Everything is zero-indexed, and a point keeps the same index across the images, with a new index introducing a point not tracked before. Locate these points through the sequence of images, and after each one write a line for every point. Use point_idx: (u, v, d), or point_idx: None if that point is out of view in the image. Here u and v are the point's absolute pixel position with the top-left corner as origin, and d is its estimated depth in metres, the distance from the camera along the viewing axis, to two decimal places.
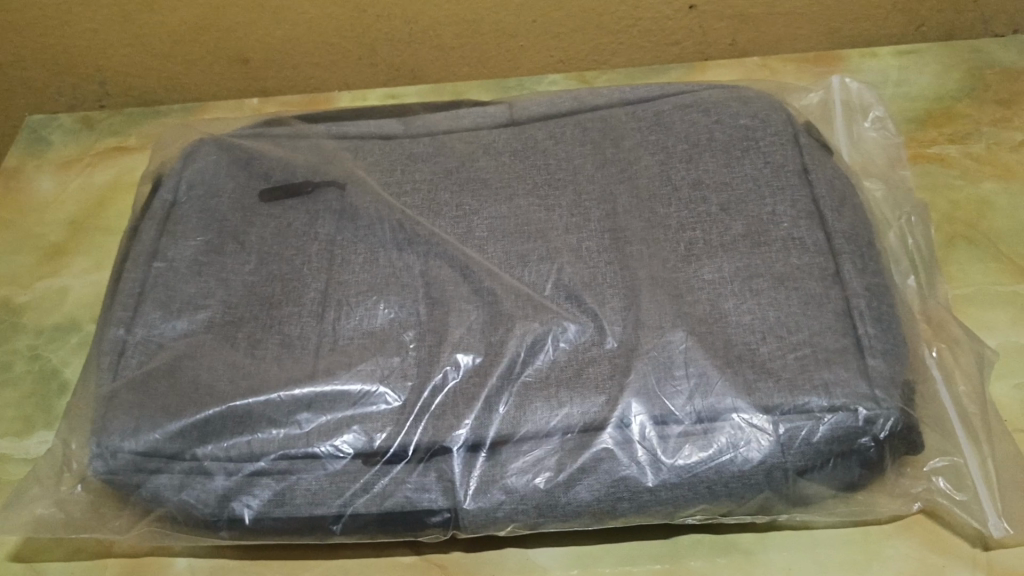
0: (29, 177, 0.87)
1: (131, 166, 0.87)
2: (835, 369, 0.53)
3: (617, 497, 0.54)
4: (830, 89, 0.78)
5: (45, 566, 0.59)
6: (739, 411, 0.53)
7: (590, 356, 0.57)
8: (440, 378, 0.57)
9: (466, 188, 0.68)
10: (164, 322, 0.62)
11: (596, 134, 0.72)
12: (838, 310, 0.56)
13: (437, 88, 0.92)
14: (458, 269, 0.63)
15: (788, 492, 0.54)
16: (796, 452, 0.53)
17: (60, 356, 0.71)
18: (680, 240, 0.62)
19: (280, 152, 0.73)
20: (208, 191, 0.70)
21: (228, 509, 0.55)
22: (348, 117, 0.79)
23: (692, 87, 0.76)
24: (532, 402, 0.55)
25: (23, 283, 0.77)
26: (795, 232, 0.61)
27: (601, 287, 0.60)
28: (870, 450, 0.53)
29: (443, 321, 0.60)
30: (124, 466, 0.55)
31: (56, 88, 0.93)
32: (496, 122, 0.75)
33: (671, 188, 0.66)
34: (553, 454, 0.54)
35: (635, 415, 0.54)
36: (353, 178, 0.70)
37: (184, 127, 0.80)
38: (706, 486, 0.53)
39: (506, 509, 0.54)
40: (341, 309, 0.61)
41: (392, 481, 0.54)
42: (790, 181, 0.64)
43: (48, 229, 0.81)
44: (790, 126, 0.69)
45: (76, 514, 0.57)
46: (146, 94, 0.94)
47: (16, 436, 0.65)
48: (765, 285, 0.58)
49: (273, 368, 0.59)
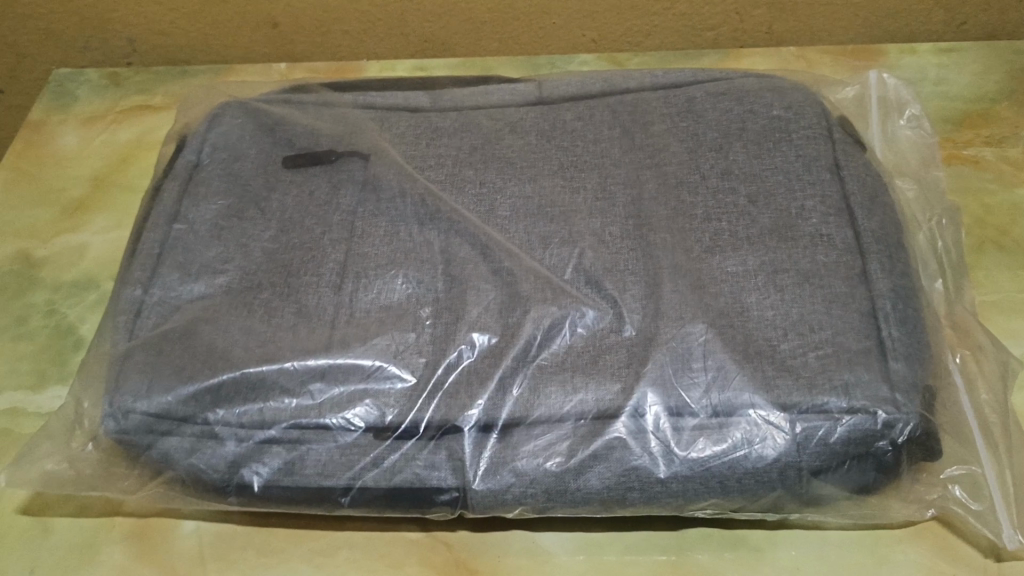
0: (53, 131, 0.87)
1: (155, 125, 0.87)
2: (856, 370, 0.53)
3: (627, 487, 0.53)
4: (867, 83, 0.76)
5: (53, 522, 0.59)
6: (756, 407, 0.52)
7: (607, 343, 0.56)
8: (455, 357, 0.57)
9: (491, 165, 0.68)
10: (182, 284, 0.62)
11: (626, 117, 0.71)
12: (862, 310, 0.56)
13: (467, 62, 0.91)
14: (478, 248, 0.62)
15: (801, 492, 0.53)
16: (811, 452, 0.52)
17: (77, 312, 0.71)
18: (705, 230, 0.61)
19: (305, 119, 0.73)
20: (233, 154, 0.70)
21: (238, 475, 0.55)
22: (375, 87, 0.78)
23: (726, 74, 0.74)
24: (546, 385, 0.54)
25: (43, 237, 0.77)
26: (823, 228, 0.60)
27: (623, 273, 0.60)
28: (887, 454, 0.52)
29: (461, 300, 0.59)
30: (136, 427, 0.55)
31: (84, 42, 0.92)
32: (525, 100, 0.74)
33: (699, 177, 0.65)
34: (565, 439, 0.53)
35: (650, 405, 0.53)
36: (377, 149, 0.69)
37: (211, 89, 0.79)
38: (719, 481, 0.53)
39: (515, 492, 0.54)
40: (359, 281, 0.61)
41: (402, 457, 0.54)
42: (821, 175, 0.63)
43: (70, 184, 0.81)
44: (824, 119, 0.68)
45: (86, 472, 0.57)
46: (174, 53, 0.93)
47: (30, 389, 0.65)
48: (789, 280, 0.57)
49: (288, 337, 0.58)
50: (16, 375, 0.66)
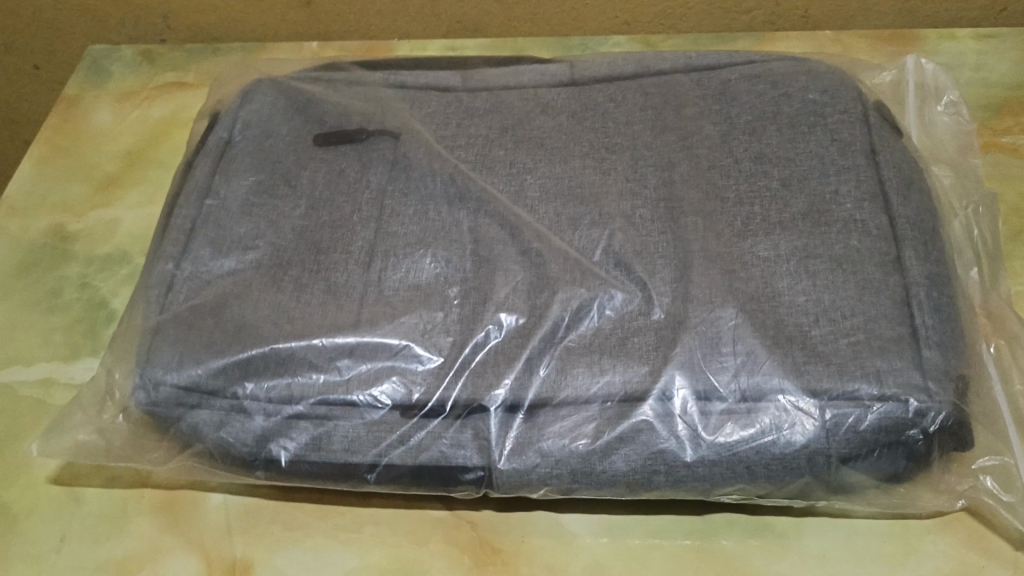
0: (87, 106, 0.88)
1: (188, 101, 0.87)
2: (888, 358, 0.52)
3: (653, 470, 0.53)
4: (904, 68, 0.75)
5: (85, 492, 0.60)
6: (786, 393, 0.52)
7: (636, 326, 0.56)
8: (482, 336, 0.57)
9: (521, 146, 0.67)
10: (213, 260, 0.62)
11: (659, 98, 0.70)
12: (895, 297, 0.55)
13: (498, 43, 0.91)
14: (507, 228, 0.62)
15: (829, 479, 0.53)
16: (841, 439, 0.51)
17: (109, 286, 0.71)
18: (737, 214, 0.61)
19: (336, 98, 0.73)
20: (264, 131, 0.70)
21: (266, 450, 0.56)
22: (406, 66, 0.78)
23: (760, 57, 0.73)
24: (573, 366, 0.54)
25: (77, 211, 0.77)
26: (857, 214, 0.59)
27: (652, 256, 0.59)
28: (918, 443, 0.52)
29: (489, 279, 0.59)
30: (166, 399, 0.56)
31: (118, 19, 0.93)
32: (556, 81, 0.74)
33: (731, 160, 0.64)
34: (591, 421, 0.53)
35: (678, 389, 0.53)
36: (408, 129, 0.69)
37: (243, 66, 0.80)
38: (746, 467, 0.52)
39: (541, 472, 0.54)
40: (388, 259, 0.61)
41: (429, 435, 0.54)
42: (856, 161, 0.63)
43: (103, 160, 0.82)
44: (859, 104, 0.67)
45: (116, 443, 0.58)
46: (206, 30, 0.93)
47: (62, 361, 0.66)
48: (822, 266, 0.57)
49: (317, 314, 0.59)
50: (49, 347, 0.67)
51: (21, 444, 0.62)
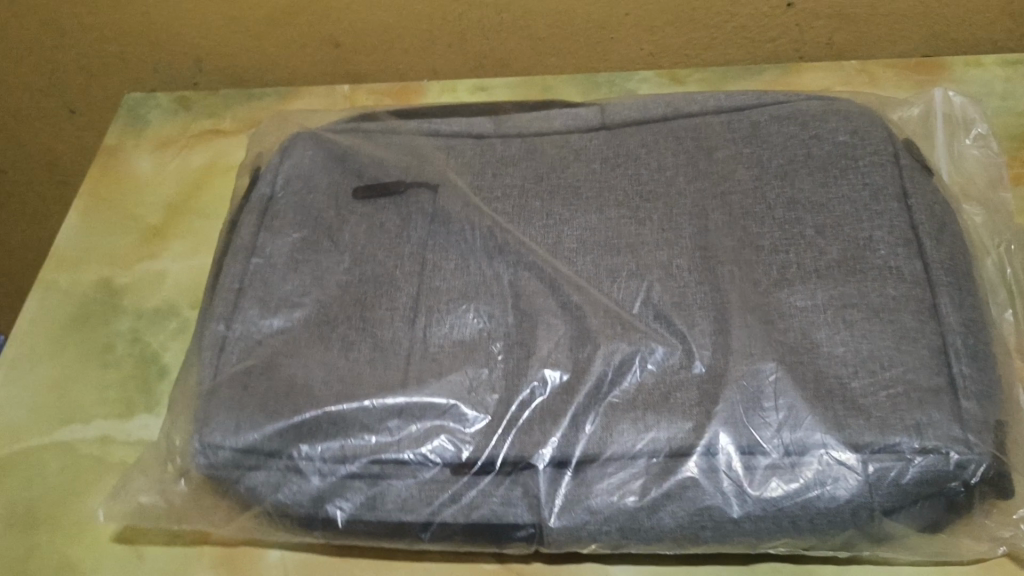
0: (128, 157, 0.91)
1: (226, 149, 0.90)
2: (928, 409, 0.53)
3: (700, 525, 0.55)
4: (932, 101, 0.76)
5: (147, 549, 0.62)
6: (828, 448, 0.53)
7: (677, 380, 0.57)
8: (528, 394, 0.58)
9: (556, 196, 0.69)
10: (261, 319, 0.64)
11: (690, 143, 0.71)
12: (932, 346, 0.56)
13: (525, 81, 0.93)
14: (546, 282, 0.63)
15: (873, 531, 0.54)
16: (883, 492, 0.53)
17: (159, 340, 0.74)
18: (773, 263, 0.62)
19: (372, 149, 0.74)
20: (304, 185, 0.72)
21: (323, 509, 0.58)
22: (439, 113, 0.79)
23: (789, 96, 0.74)
24: (618, 423, 0.56)
25: (124, 264, 0.80)
26: (892, 260, 0.60)
27: (691, 308, 0.60)
28: (960, 493, 0.53)
29: (531, 334, 0.61)
30: (224, 462, 0.58)
31: (151, 65, 0.94)
32: (587, 126, 0.75)
33: (765, 207, 0.65)
34: (638, 477, 0.55)
35: (723, 445, 0.54)
36: (444, 180, 0.71)
37: (280, 118, 0.82)
38: (791, 521, 0.54)
39: (590, 529, 0.56)
40: (432, 315, 0.63)
41: (480, 493, 0.56)
42: (890, 205, 0.63)
43: (147, 211, 0.85)
44: (890, 144, 0.67)
45: (178, 504, 0.60)
46: (237, 73, 0.94)
47: (118, 418, 0.69)
48: (859, 315, 0.58)
49: (365, 373, 0.60)
50: (105, 403, 0.70)
51: (83, 502, 0.64)
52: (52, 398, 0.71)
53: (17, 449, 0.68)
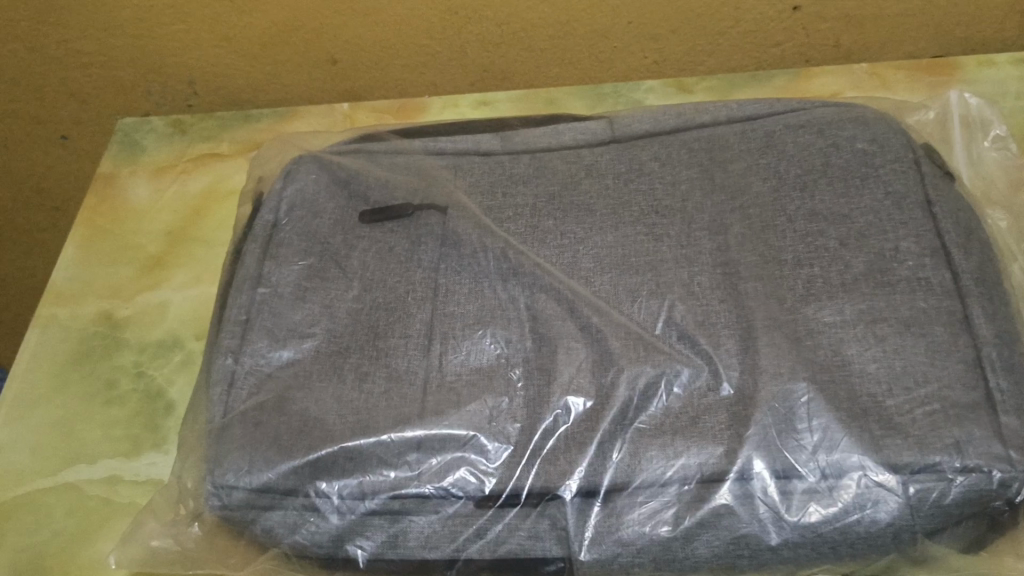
0: (124, 183, 0.89)
1: (226, 173, 0.88)
2: (966, 427, 0.51)
3: (736, 554, 0.53)
4: (948, 104, 0.74)
5: None
6: (866, 470, 0.51)
7: (705, 404, 0.55)
8: (551, 422, 0.56)
9: (570, 213, 0.67)
10: (270, 351, 0.62)
11: (704, 155, 0.69)
12: (967, 359, 0.54)
13: (529, 94, 0.90)
14: (564, 304, 0.61)
15: (914, 553, 0.53)
16: (925, 514, 0.51)
17: (164, 374, 0.71)
18: (797, 277, 0.60)
19: (377, 171, 0.72)
20: (310, 210, 0.70)
21: (344, 549, 0.56)
22: (444, 131, 0.77)
23: (803, 103, 0.72)
24: (646, 449, 0.54)
25: (125, 296, 0.78)
26: (920, 271, 0.58)
27: (716, 327, 0.59)
28: (1004, 513, 0.51)
29: (551, 359, 0.59)
30: (239, 503, 0.56)
31: (145, 88, 0.92)
32: (597, 140, 0.73)
33: (785, 219, 0.63)
34: (669, 507, 0.53)
35: (757, 470, 0.52)
36: (454, 201, 0.69)
37: (281, 141, 0.80)
38: (831, 546, 0.52)
39: (622, 560, 0.54)
40: (448, 342, 0.61)
41: (506, 527, 0.55)
42: (914, 214, 0.61)
43: (147, 240, 0.82)
44: (910, 150, 0.66)
45: (191, 548, 0.58)
46: (233, 95, 0.92)
47: (125, 457, 0.66)
48: (890, 330, 0.56)
49: (381, 405, 0.58)
50: (111, 442, 0.67)
51: (91, 547, 0.62)
52: (55, 438, 0.68)
53: (21, 492, 0.66)
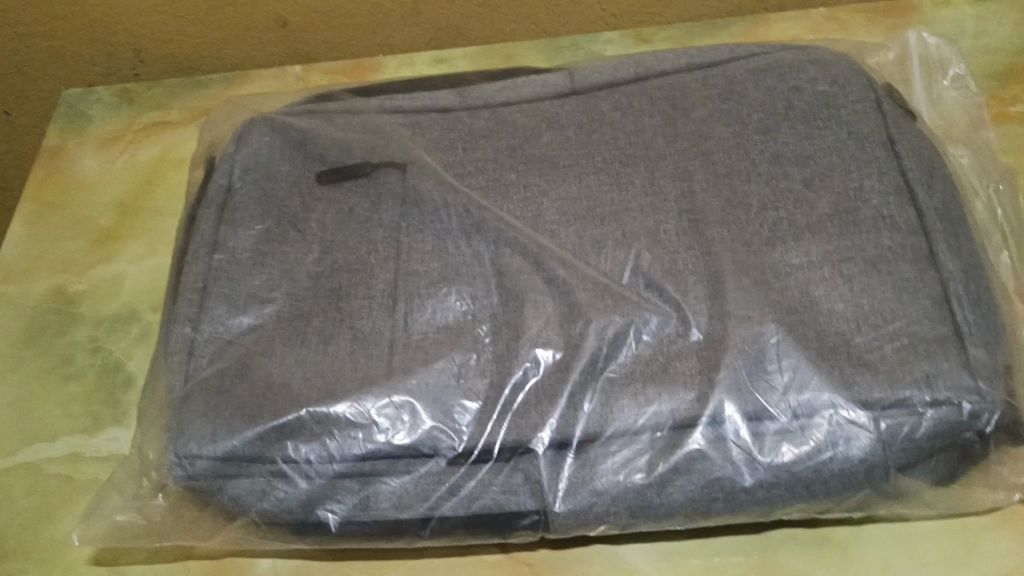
0: (72, 156, 0.86)
1: (177, 142, 0.85)
2: (936, 360, 0.51)
3: (711, 498, 0.53)
4: (907, 45, 0.73)
5: (129, 569, 0.59)
6: (838, 408, 0.51)
7: (675, 349, 0.55)
8: (521, 376, 0.55)
9: (532, 166, 0.66)
10: (230, 318, 0.60)
11: (666, 103, 0.68)
12: (934, 295, 0.54)
13: (486, 50, 0.89)
14: (530, 258, 0.60)
15: (887, 489, 0.53)
16: (896, 449, 0.51)
17: (122, 348, 0.70)
18: (763, 221, 0.59)
19: (333, 131, 0.70)
20: (265, 173, 0.68)
21: (315, 514, 0.55)
22: (400, 89, 0.76)
23: (763, 48, 0.71)
24: (618, 399, 0.53)
25: (78, 270, 0.76)
26: (885, 210, 0.58)
27: (683, 274, 0.58)
28: (974, 444, 0.52)
29: (519, 313, 0.58)
30: (204, 472, 0.54)
31: (88, 58, 0.89)
32: (557, 92, 0.72)
33: (749, 163, 0.62)
34: (644, 454, 0.53)
35: (729, 413, 0.52)
36: (413, 159, 0.67)
37: (232, 105, 0.77)
38: (805, 486, 0.52)
39: (598, 510, 0.54)
40: (413, 301, 0.60)
41: (479, 483, 0.54)
42: (877, 153, 0.61)
43: (97, 213, 0.80)
44: (871, 91, 0.65)
45: (157, 520, 0.57)
46: (181, 62, 0.89)
47: (85, 433, 0.65)
48: (856, 269, 0.56)
49: (347, 367, 0.57)
50: (69, 419, 0.66)
51: (55, 525, 0.61)
52: (11, 417, 0.66)
53: None
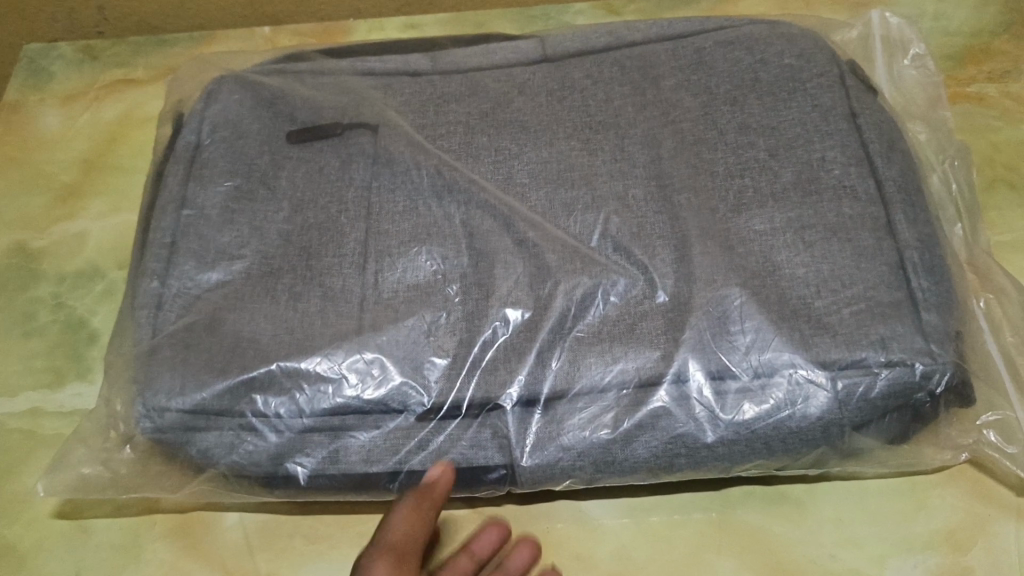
0: (32, 112, 0.84)
1: (141, 100, 0.84)
2: (891, 323, 0.53)
3: (674, 453, 0.55)
4: (870, 23, 0.75)
5: (94, 523, 0.59)
6: (797, 367, 0.53)
7: (643, 310, 0.56)
8: (490, 334, 0.56)
9: (504, 130, 0.66)
10: (199, 273, 0.60)
11: (636, 72, 0.69)
12: (891, 262, 0.56)
13: (457, 18, 0.89)
14: (500, 220, 0.61)
15: (843, 447, 0.55)
16: (853, 408, 0.53)
17: (86, 304, 0.69)
18: (729, 188, 0.61)
19: (303, 91, 0.70)
20: (234, 131, 0.67)
21: (283, 467, 0.55)
22: (371, 51, 0.76)
23: (731, 21, 0.73)
24: (585, 356, 0.55)
25: (39, 226, 0.74)
26: (846, 180, 0.60)
27: (651, 238, 0.59)
28: (926, 404, 0.54)
29: (488, 273, 0.59)
30: (173, 424, 0.54)
31: (51, 12, 0.87)
32: (528, 58, 0.72)
33: (716, 133, 0.64)
34: (609, 411, 0.54)
35: (693, 371, 0.53)
36: (385, 120, 0.67)
37: (200, 63, 0.77)
38: (764, 442, 0.54)
39: (564, 465, 0.55)
40: (384, 260, 0.60)
41: (447, 438, 0.54)
42: (839, 125, 0.63)
43: (60, 169, 0.79)
44: (836, 65, 0.67)
45: (122, 473, 0.57)
46: (146, 20, 0.88)
47: (48, 388, 0.64)
48: (818, 236, 0.57)
49: (318, 324, 0.57)
50: (32, 374, 0.65)
51: (19, 479, 0.61)
52: None
53: None
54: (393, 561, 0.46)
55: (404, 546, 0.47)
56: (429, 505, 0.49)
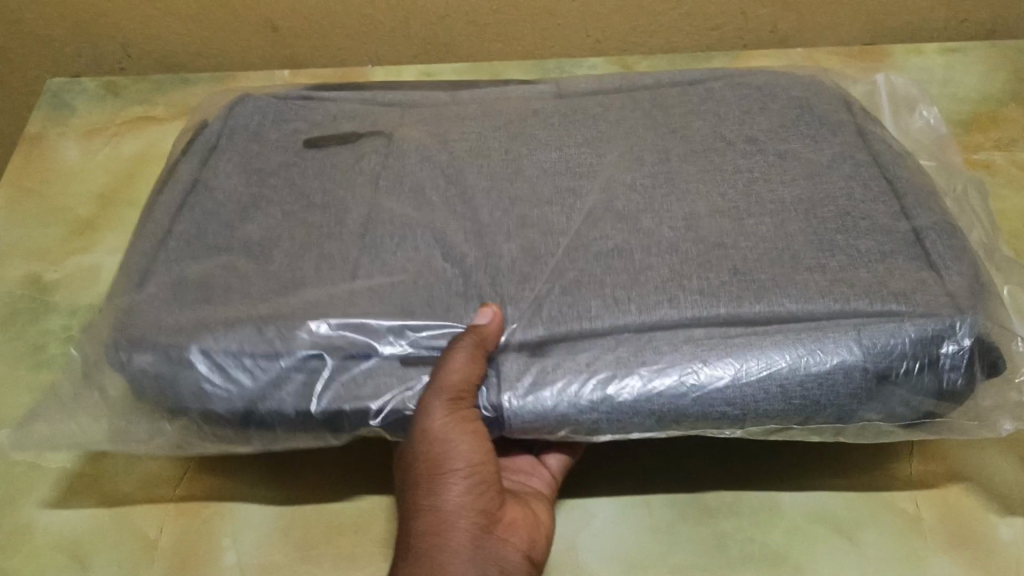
0: (53, 144, 0.86)
1: (160, 137, 0.85)
2: (897, 286, 0.53)
3: (684, 396, 0.51)
4: (875, 83, 0.77)
5: (92, 560, 0.58)
6: (809, 313, 0.52)
7: (648, 264, 0.55)
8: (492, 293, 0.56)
9: (516, 139, 0.67)
10: (197, 237, 0.60)
11: (647, 104, 0.70)
12: (902, 240, 0.56)
13: (474, 67, 0.91)
14: (507, 198, 0.62)
15: (864, 398, 0.51)
16: (874, 354, 0.51)
17: None
18: (739, 179, 0.61)
19: (321, 112, 0.72)
20: (248, 146, 0.68)
21: (258, 407, 0.53)
22: (393, 87, 0.77)
23: (740, 70, 0.74)
24: (587, 298, 0.54)
25: (53, 259, 0.75)
26: (855, 174, 0.61)
27: (659, 212, 0.59)
28: (954, 355, 0.51)
29: (491, 239, 0.59)
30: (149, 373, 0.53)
31: (75, 49, 0.89)
32: (543, 95, 0.74)
33: (725, 143, 0.64)
34: (616, 349, 0.52)
35: (705, 316, 0.52)
36: (398, 131, 0.69)
37: (220, 93, 0.78)
38: (780, 387, 0.51)
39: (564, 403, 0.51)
40: (386, 226, 0.60)
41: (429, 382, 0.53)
42: (846, 137, 0.64)
43: (77, 203, 0.80)
44: (843, 103, 0.68)
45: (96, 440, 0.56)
46: (169, 57, 0.90)
47: None
48: (829, 214, 0.57)
49: (312, 275, 0.57)
50: None
51: (20, 508, 0.61)
52: None
53: None
54: (448, 402, 0.51)
55: (464, 388, 0.51)
56: (484, 350, 0.52)
